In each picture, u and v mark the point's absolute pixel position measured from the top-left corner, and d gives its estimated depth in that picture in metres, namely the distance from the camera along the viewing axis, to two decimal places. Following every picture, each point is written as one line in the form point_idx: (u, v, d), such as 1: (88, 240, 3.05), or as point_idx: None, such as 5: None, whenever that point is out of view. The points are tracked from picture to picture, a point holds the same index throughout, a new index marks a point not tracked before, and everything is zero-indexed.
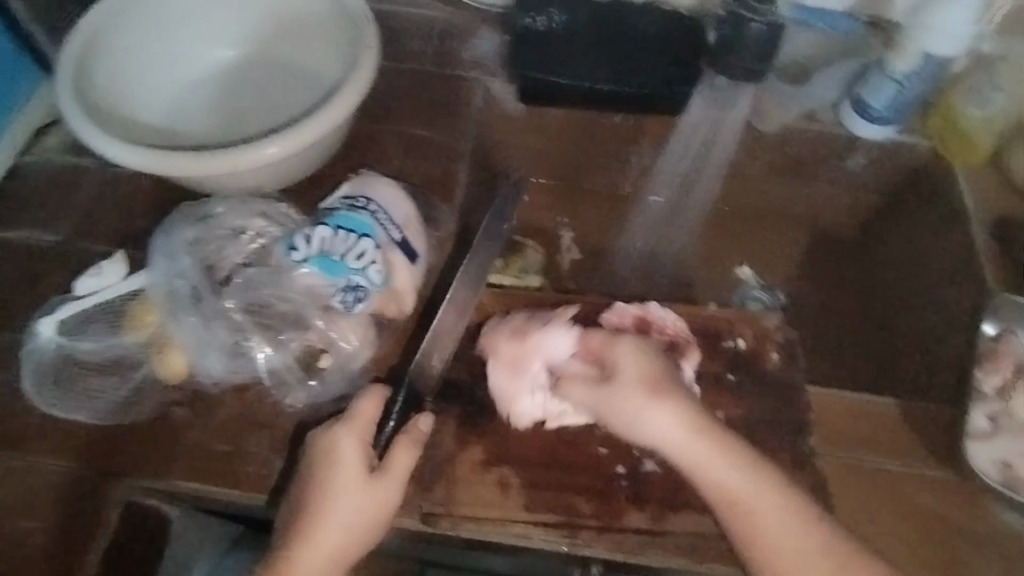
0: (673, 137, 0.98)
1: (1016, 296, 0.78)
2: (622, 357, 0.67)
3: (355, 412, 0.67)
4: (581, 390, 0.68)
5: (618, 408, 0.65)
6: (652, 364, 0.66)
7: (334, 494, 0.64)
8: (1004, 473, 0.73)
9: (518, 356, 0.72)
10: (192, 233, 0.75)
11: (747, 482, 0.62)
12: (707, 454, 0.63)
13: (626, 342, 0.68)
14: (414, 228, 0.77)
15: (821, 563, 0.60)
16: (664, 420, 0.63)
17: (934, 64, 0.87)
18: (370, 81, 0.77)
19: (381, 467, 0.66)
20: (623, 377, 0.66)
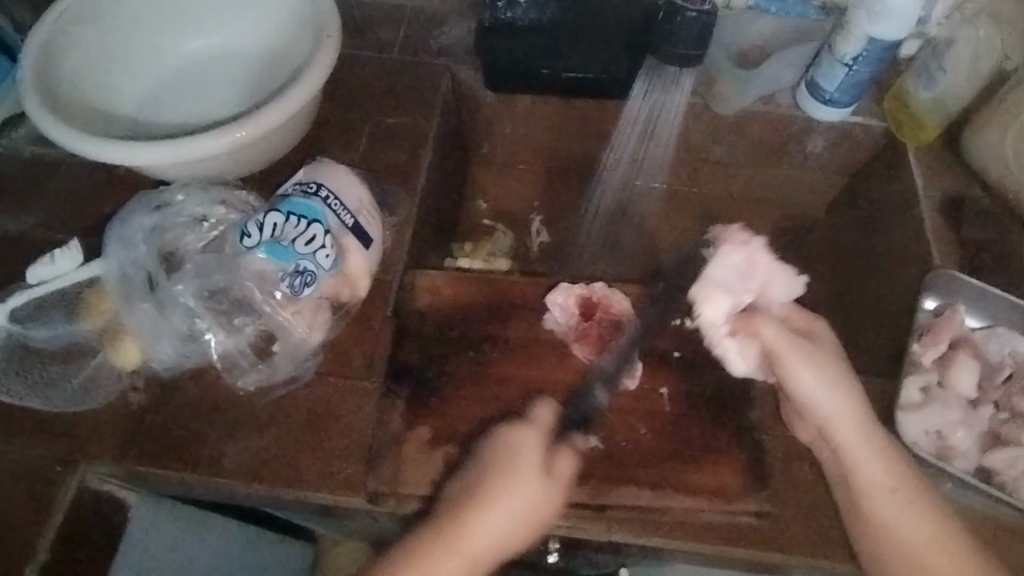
0: (619, 123, 0.97)
1: (950, 270, 0.83)
2: (823, 331, 0.72)
3: (536, 416, 0.72)
4: (778, 334, 0.69)
5: (808, 361, 0.68)
6: (836, 344, 0.72)
7: (511, 482, 0.66)
8: (937, 443, 0.77)
9: (751, 266, 0.72)
10: (149, 220, 0.77)
11: (891, 452, 0.67)
12: (848, 408, 0.67)
13: (802, 317, 0.73)
14: (369, 212, 0.77)
15: (916, 528, 0.64)
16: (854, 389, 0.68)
17: (879, 49, 0.85)
18: (328, 68, 0.78)
19: (552, 469, 0.68)
20: (822, 348, 0.70)
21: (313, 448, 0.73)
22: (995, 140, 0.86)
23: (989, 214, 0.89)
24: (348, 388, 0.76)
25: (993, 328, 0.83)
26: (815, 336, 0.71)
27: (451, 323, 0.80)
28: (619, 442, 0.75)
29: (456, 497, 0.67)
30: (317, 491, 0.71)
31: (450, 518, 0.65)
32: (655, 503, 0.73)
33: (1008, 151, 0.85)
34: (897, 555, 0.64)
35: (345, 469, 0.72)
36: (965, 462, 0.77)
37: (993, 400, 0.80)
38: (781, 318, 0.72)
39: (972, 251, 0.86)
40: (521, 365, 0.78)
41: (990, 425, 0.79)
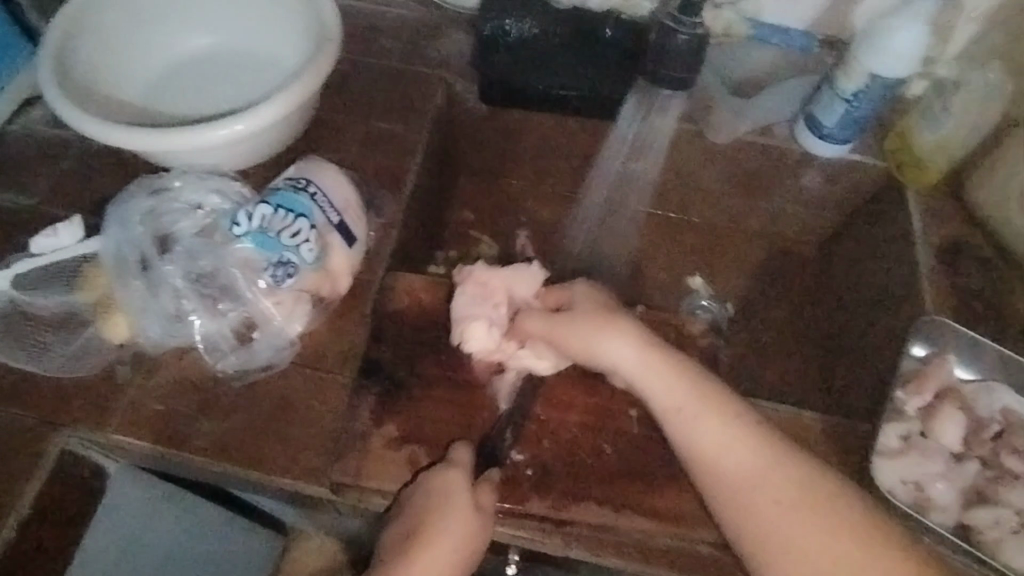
0: (607, 143, 0.99)
1: (942, 318, 0.81)
2: (577, 296, 0.78)
3: (455, 457, 0.73)
4: (540, 321, 0.77)
5: (557, 322, 0.76)
6: (607, 304, 0.77)
7: (443, 529, 0.68)
8: (915, 494, 0.76)
9: (485, 285, 0.80)
10: (148, 204, 0.81)
11: (692, 391, 0.70)
12: (649, 377, 0.71)
13: (563, 290, 0.80)
14: (354, 212, 0.81)
15: (739, 452, 0.67)
16: (631, 327, 0.73)
17: (880, 87, 0.85)
18: (326, 70, 0.82)
19: (479, 504, 0.71)
20: (578, 309, 0.76)
21: (281, 435, 0.75)
22: (1000, 186, 0.84)
23: (985, 262, 0.86)
24: (320, 380, 0.78)
25: (987, 382, 0.81)
26: (569, 305, 0.78)
27: (427, 326, 0.81)
28: (582, 459, 0.75)
29: (397, 544, 0.69)
30: (284, 477, 0.73)
31: (404, 561, 0.67)
32: (614, 521, 0.73)
33: (1011, 198, 0.83)
34: (724, 491, 0.66)
35: (310, 458, 0.74)
36: (945, 516, 0.75)
37: (978, 455, 0.78)
38: (533, 306, 0.80)
39: (966, 299, 0.84)
40: (490, 373, 0.79)
41: (974, 480, 0.77)
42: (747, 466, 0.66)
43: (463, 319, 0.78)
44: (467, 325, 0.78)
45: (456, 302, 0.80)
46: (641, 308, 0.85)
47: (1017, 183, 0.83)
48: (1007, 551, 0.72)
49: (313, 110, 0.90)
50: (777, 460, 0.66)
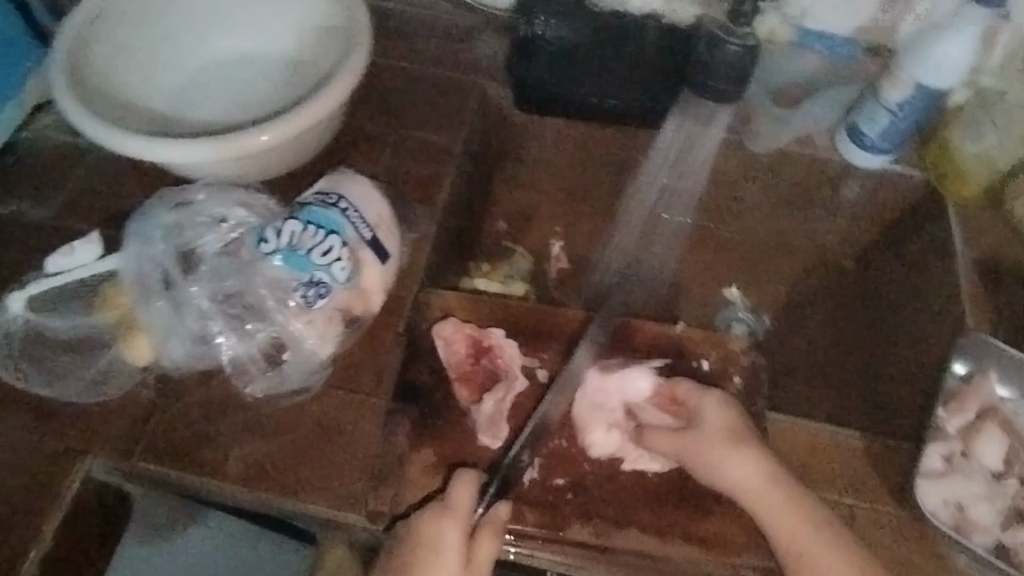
0: (653, 149, 0.97)
1: (986, 336, 0.80)
2: (706, 403, 0.74)
3: (452, 500, 0.68)
4: (669, 433, 0.73)
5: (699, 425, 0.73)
6: (725, 408, 0.73)
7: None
8: (957, 515, 0.75)
9: (600, 391, 0.76)
10: (170, 218, 0.77)
11: (757, 468, 0.70)
12: (732, 466, 0.70)
13: (710, 393, 0.74)
14: (387, 228, 0.78)
15: (796, 531, 0.67)
16: (718, 422, 0.72)
17: (925, 96, 0.84)
18: (357, 79, 0.79)
19: (472, 560, 0.66)
20: (706, 423, 0.72)
21: (313, 460, 0.71)
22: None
23: None
24: (354, 402, 0.74)
25: None
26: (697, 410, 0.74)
27: (461, 345, 0.78)
28: (624, 482, 0.73)
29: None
30: (317, 505, 0.70)
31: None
32: (658, 549, 0.70)
33: None
34: (787, 558, 0.67)
35: (344, 485, 0.70)
36: (987, 538, 0.74)
37: (1019, 475, 0.77)
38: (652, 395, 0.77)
39: (1008, 315, 0.83)
40: (529, 395, 0.77)
41: (1015, 500, 0.76)
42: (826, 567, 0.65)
43: (582, 427, 0.74)
44: (589, 433, 0.74)
45: (575, 409, 0.75)
46: (681, 325, 0.82)
47: None
48: None
49: (341, 119, 0.86)
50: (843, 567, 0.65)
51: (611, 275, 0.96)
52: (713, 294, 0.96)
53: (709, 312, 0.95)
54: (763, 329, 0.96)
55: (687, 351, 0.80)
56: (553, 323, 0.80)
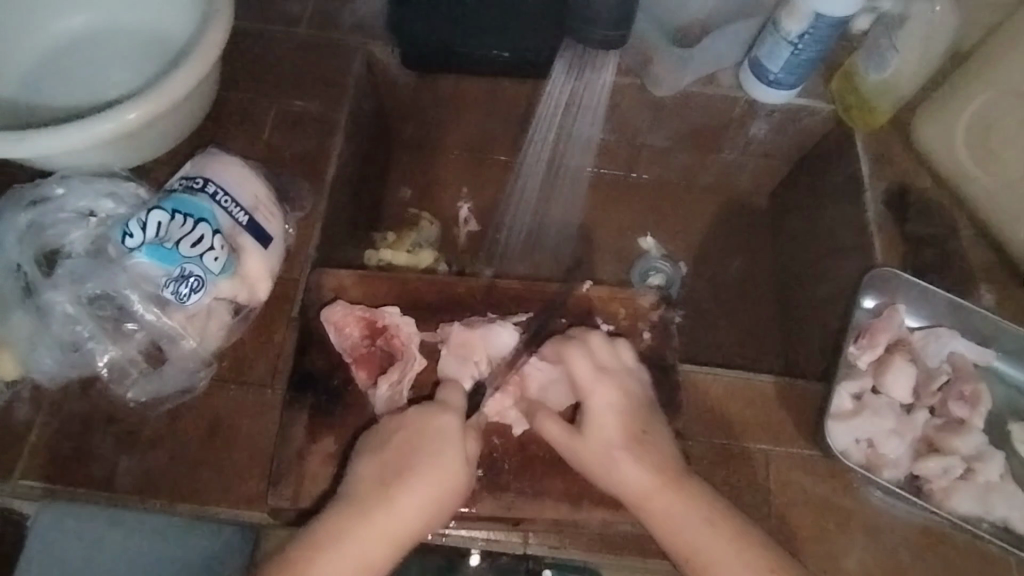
0: (539, 99, 0.93)
1: (890, 269, 0.79)
2: (601, 403, 0.68)
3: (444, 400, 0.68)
4: (561, 430, 0.68)
5: (596, 424, 0.67)
6: (623, 408, 0.68)
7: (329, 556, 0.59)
8: (868, 452, 0.75)
9: (468, 344, 0.73)
10: (26, 218, 0.71)
11: (648, 469, 0.65)
12: (636, 471, 0.65)
13: (608, 383, 0.69)
14: (266, 209, 0.73)
15: (702, 535, 0.62)
16: (613, 426, 0.67)
17: (826, 27, 0.79)
18: (220, 48, 0.72)
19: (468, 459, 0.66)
20: (602, 424, 0.67)
21: (207, 461, 0.69)
22: (945, 124, 0.82)
23: (931, 203, 0.85)
24: (249, 395, 0.72)
25: (934, 328, 0.80)
26: (591, 405, 0.68)
27: (353, 327, 0.74)
28: (535, 451, 0.71)
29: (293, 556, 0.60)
30: (216, 506, 0.68)
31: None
32: (571, 516, 0.69)
33: (955, 140, 0.82)
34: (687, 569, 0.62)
35: (244, 483, 0.69)
36: (896, 472, 0.74)
37: (928, 405, 0.77)
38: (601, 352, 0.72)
39: (914, 246, 0.82)
40: (430, 373, 0.73)
41: (924, 431, 0.76)
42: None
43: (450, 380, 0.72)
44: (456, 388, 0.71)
45: (442, 364, 0.72)
46: (587, 283, 0.79)
47: (961, 127, 0.81)
48: (956, 499, 0.72)
49: (212, 92, 0.80)
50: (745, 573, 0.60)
51: (520, 234, 0.97)
52: (627, 244, 1.00)
53: (626, 265, 0.98)
54: (679, 276, 0.98)
55: (593, 310, 0.77)
56: (454, 296, 0.77)
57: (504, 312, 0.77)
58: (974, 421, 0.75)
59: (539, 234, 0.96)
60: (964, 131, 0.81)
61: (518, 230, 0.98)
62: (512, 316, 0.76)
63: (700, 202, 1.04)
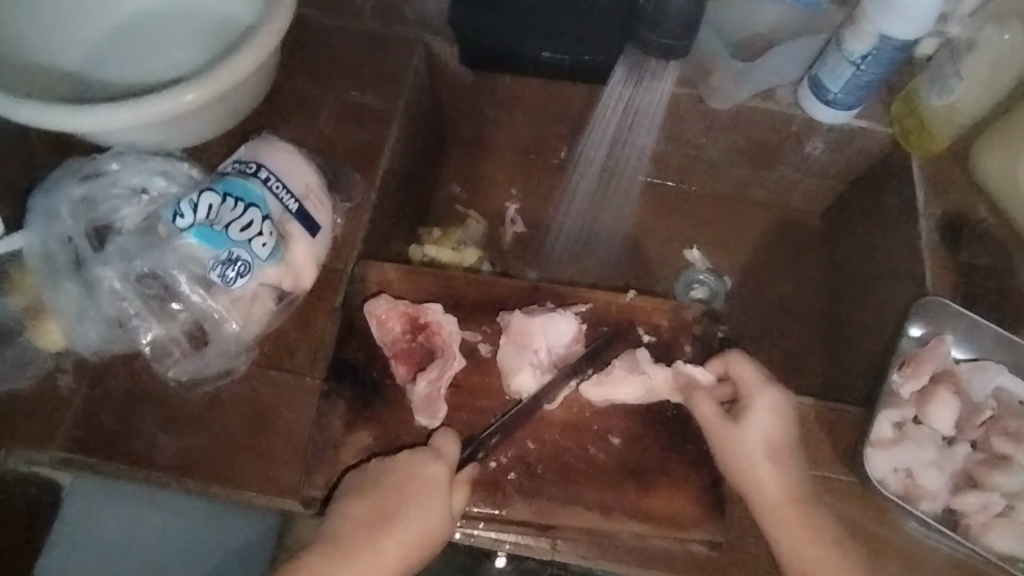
0: (595, 105, 0.93)
1: (938, 298, 0.78)
2: (762, 405, 0.67)
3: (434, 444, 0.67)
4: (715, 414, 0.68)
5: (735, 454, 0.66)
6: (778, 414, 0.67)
7: (434, 466, 0.64)
8: (905, 482, 0.73)
9: (525, 333, 0.73)
10: (79, 191, 0.72)
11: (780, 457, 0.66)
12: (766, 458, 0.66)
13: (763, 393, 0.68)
14: (316, 198, 0.74)
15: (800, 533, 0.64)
16: (769, 431, 0.67)
17: (891, 48, 0.77)
18: (280, 34, 0.72)
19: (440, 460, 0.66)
20: (753, 429, 0.66)
21: (243, 444, 0.70)
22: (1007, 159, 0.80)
23: (988, 234, 0.83)
24: (289, 382, 0.72)
25: (982, 361, 0.78)
26: (749, 409, 0.67)
27: (395, 321, 0.73)
28: (568, 458, 0.70)
29: (386, 477, 0.65)
30: (251, 491, 0.68)
31: (424, 485, 0.63)
32: (603, 526, 0.68)
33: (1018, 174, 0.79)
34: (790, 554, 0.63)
35: (277, 469, 0.69)
36: (934, 504, 0.72)
37: (971, 439, 0.75)
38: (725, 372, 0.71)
39: (967, 275, 0.81)
40: (471, 372, 0.73)
41: (964, 464, 0.74)
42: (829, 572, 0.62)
43: (509, 371, 0.72)
44: (515, 377, 0.72)
45: (500, 353, 0.73)
46: (632, 293, 0.78)
47: None
48: (993, 535, 0.70)
49: (268, 78, 0.80)
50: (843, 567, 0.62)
51: (567, 240, 0.99)
52: (671, 256, 1.00)
53: (669, 276, 0.99)
54: (725, 290, 0.99)
55: (638, 319, 0.76)
56: (497, 298, 0.76)
57: (543, 301, 0.77)
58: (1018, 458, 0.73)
59: (587, 241, 0.99)
60: None
61: (564, 236, 1.00)
62: (569, 305, 0.77)
63: (750, 217, 1.04)
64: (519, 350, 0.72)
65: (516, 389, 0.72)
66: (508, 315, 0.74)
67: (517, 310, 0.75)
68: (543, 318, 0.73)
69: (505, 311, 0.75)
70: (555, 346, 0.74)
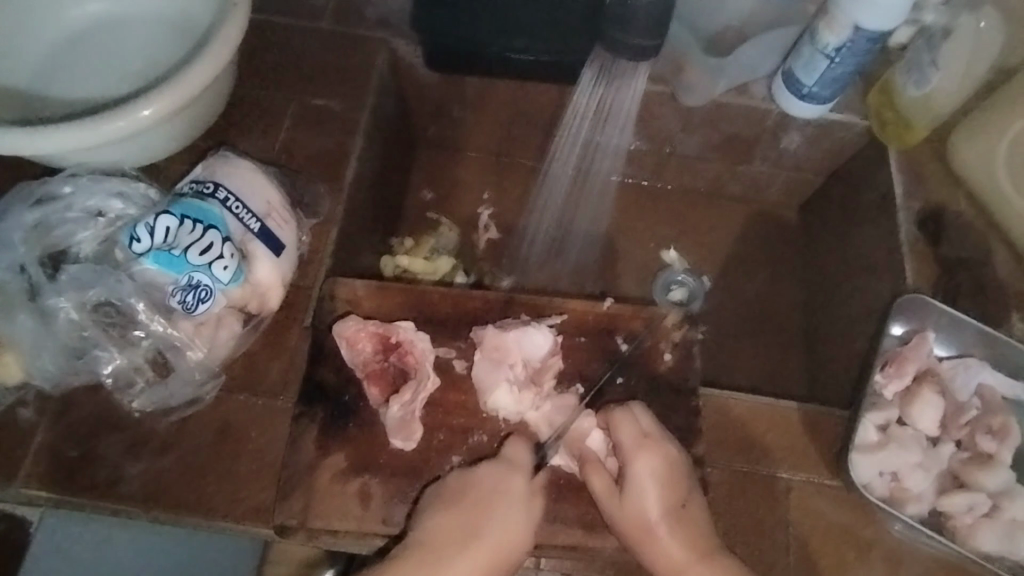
0: (567, 106, 0.91)
1: (921, 296, 0.76)
2: (642, 472, 0.64)
3: (506, 453, 0.66)
4: (605, 486, 0.64)
5: (633, 531, 0.63)
6: (663, 480, 0.64)
7: (513, 475, 0.64)
8: (891, 485, 0.73)
9: (500, 347, 0.71)
10: (32, 217, 0.69)
11: (674, 529, 0.63)
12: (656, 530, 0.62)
13: (648, 454, 0.64)
14: (279, 215, 0.71)
15: None
16: (654, 503, 0.63)
17: (866, 39, 0.75)
18: (236, 45, 0.69)
19: (522, 464, 0.65)
20: (636, 502, 0.63)
21: (214, 474, 0.68)
22: (988, 147, 0.79)
23: (968, 227, 0.82)
24: (258, 406, 0.70)
25: (964, 358, 0.77)
26: (630, 478, 0.64)
27: (366, 342, 0.71)
28: (549, 475, 0.69)
29: (461, 489, 0.64)
30: (225, 520, 0.66)
31: (504, 497, 0.63)
32: (586, 542, 0.67)
33: (997, 163, 0.79)
34: None
35: (252, 496, 0.67)
36: (920, 507, 0.72)
37: (955, 438, 0.74)
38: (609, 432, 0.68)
39: (949, 271, 0.80)
40: (446, 390, 0.71)
41: (949, 463, 0.73)
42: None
43: (484, 387, 0.70)
44: (491, 395, 0.70)
45: (475, 369, 0.71)
46: (608, 300, 0.76)
47: (1006, 145, 0.78)
48: (980, 537, 0.69)
49: (227, 89, 0.77)
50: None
51: (544, 243, 0.97)
52: (650, 256, 0.99)
53: (648, 276, 0.97)
54: (703, 290, 0.98)
55: (615, 327, 0.75)
56: (471, 311, 0.75)
57: (519, 313, 0.75)
58: (1003, 456, 0.72)
59: (563, 243, 0.97)
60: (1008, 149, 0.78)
61: (540, 239, 0.98)
62: (544, 317, 0.75)
63: (728, 212, 1.02)
64: (493, 365, 0.71)
65: (492, 406, 0.70)
66: (481, 329, 0.72)
67: (490, 324, 0.73)
68: (516, 332, 0.72)
69: (479, 325, 0.73)
70: (531, 360, 0.72)
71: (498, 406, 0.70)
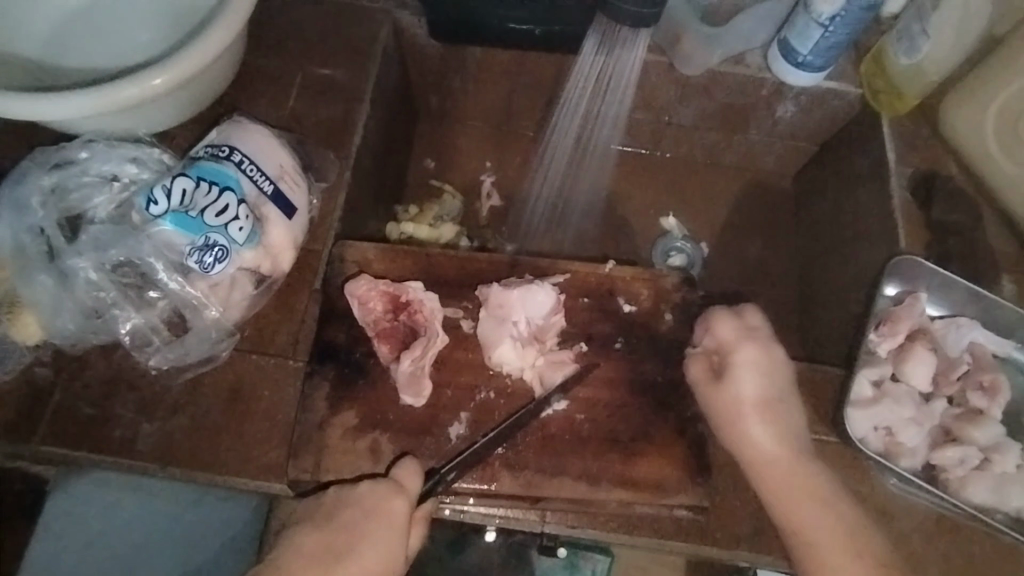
0: (567, 76, 0.93)
1: (913, 257, 0.78)
2: (742, 363, 0.66)
3: (398, 477, 0.64)
4: (704, 372, 0.68)
5: (730, 412, 0.65)
6: (762, 369, 0.66)
7: (394, 499, 0.62)
8: (885, 439, 0.75)
9: (504, 305, 0.74)
10: (49, 180, 0.71)
11: (773, 420, 0.65)
12: (774, 420, 0.65)
13: (754, 342, 0.67)
14: (291, 178, 0.73)
15: (805, 508, 0.62)
16: (753, 388, 0.66)
17: (858, 9, 0.77)
18: (248, 13, 0.71)
19: (404, 488, 0.63)
20: (734, 388, 0.66)
21: (229, 430, 0.69)
22: (975, 121, 0.81)
23: (959, 192, 0.84)
24: (271, 364, 0.72)
25: (955, 318, 0.80)
26: (731, 367, 0.66)
27: (377, 301, 0.73)
28: (555, 432, 0.70)
29: (342, 507, 0.62)
30: (239, 475, 0.68)
31: (381, 520, 0.61)
32: (590, 495, 0.69)
33: (985, 137, 0.80)
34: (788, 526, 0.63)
35: (265, 452, 0.69)
36: (914, 461, 0.74)
37: (947, 395, 0.77)
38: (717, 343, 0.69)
39: (942, 234, 0.81)
40: (453, 348, 0.73)
41: (942, 419, 0.76)
42: (827, 539, 0.61)
43: (488, 343, 0.72)
44: (496, 350, 0.72)
45: (480, 327, 0.73)
46: (610, 263, 0.78)
47: (992, 122, 0.80)
48: (971, 488, 0.72)
49: (236, 58, 0.79)
50: (850, 527, 0.62)
51: (543, 213, 1.00)
52: (649, 225, 1.01)
53: (647, 244, 1.00)
54: (702, 257, 1.00)
55: (616, 288, 0.77)
56: (477, 273, 0.76)
57: (524, 274, 0.77)
58: (992, 412, 0.75)
59: (563, 212, 0.99)
60: (994, 128, 0.80)
61: (541, 209, 1.00)
62: (548, 277, 0.77)
63: (724, 182, 1.05)
64: (499, 321, 0.73)
65: (496, 361, 0.72)
66: (487, 287, 0.75)
67: (495, 283, 0.75)
68: (521, 289, 0.74)
69: (484, 284, 0.76)
70: (536, 317, 0.74)
71: (504, 360, 0.72)
